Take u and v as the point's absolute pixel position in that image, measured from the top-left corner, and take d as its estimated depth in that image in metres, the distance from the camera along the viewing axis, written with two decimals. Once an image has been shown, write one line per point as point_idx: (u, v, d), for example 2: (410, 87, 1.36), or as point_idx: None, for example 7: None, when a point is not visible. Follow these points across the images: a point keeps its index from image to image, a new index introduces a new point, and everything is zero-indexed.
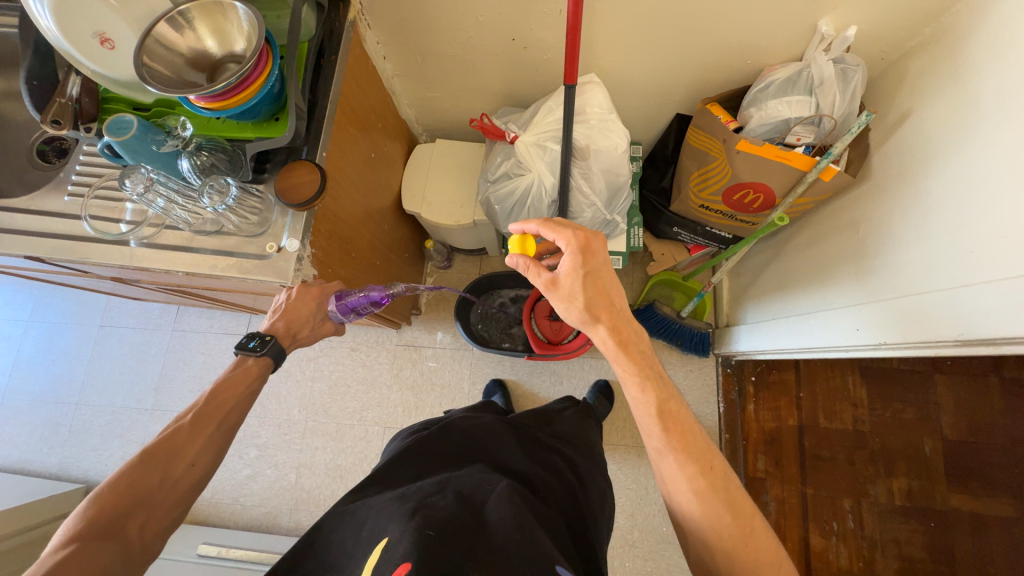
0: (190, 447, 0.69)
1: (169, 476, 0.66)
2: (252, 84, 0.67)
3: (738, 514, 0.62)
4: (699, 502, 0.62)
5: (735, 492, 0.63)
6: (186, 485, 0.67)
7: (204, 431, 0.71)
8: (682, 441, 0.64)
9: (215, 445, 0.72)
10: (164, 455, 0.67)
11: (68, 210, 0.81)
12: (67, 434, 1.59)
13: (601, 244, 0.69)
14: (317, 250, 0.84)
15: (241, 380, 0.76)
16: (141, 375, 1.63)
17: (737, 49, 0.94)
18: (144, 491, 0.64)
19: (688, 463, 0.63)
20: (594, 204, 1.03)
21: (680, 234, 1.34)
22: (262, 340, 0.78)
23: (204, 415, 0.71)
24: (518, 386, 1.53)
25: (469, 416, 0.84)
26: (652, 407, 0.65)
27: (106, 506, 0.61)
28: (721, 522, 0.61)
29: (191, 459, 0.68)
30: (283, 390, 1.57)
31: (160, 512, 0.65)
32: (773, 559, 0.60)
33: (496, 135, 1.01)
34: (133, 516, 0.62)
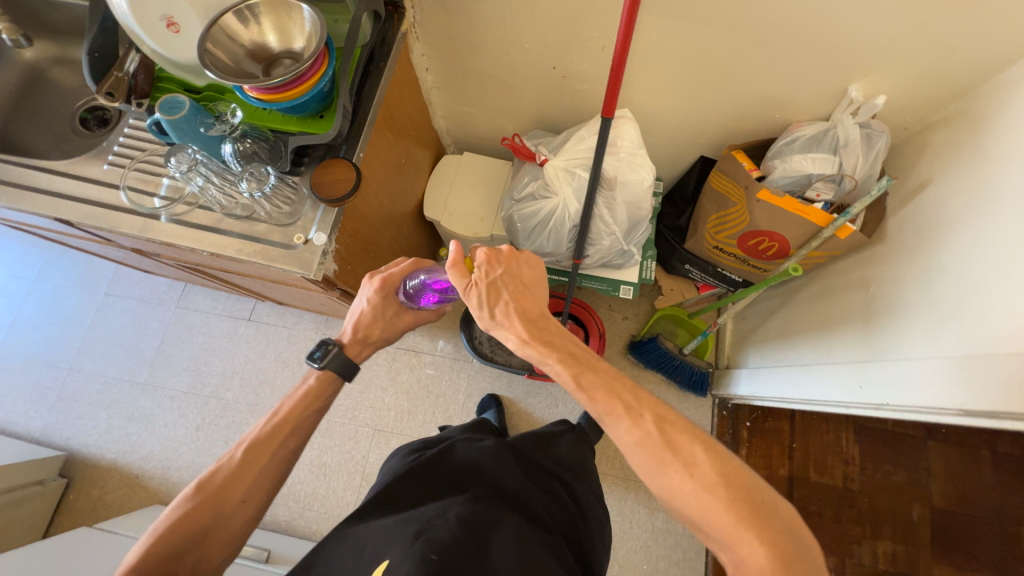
0: (241, 487, 0.71)
1: (221, 516, 0.69)
2: (304, 82, 0.69)
3: (675, 449, 0.62)
4: (640, 449, 0.64)
5: (669, 425, 0.64)
6: (240, 524, 0.71)
7: (253, 469, 0.72)
8: (607, 399, 0.67)
9: (274, 467, 0.73)
10: (216, 494, 0.70)
11: (106, 180, 0.82)
12: (55, 398, 1.57)
13: (512, 259, 0.76)
14: (340, 246, 0.86)
15: (309, 398, 0.78)
16: (138, 348, 1.62)
17: (767, 101, 0.98)
18: (195, 526, 0.67)
19: (619, 418, 0.66)
20: (613, 233, 1.05)
21: (691, 272, 1.35)
22: (324, 351, 0.80)
23: (252, 449, 0.73)
24: (513, 404, 1.52)
25: (471, 440, 0.81)
26: (574, 381, 0.69)
27: (163, 540, 0.66)
28: (663, 459, 0.62)
29: (243, 497, 0.71)
30: (279, 380, 1.59)
31: (214, 549, 0.69)
32: (721, 476, 0.60)
33: (526, 155, 1.04)
34: (188, 553, 0.67)
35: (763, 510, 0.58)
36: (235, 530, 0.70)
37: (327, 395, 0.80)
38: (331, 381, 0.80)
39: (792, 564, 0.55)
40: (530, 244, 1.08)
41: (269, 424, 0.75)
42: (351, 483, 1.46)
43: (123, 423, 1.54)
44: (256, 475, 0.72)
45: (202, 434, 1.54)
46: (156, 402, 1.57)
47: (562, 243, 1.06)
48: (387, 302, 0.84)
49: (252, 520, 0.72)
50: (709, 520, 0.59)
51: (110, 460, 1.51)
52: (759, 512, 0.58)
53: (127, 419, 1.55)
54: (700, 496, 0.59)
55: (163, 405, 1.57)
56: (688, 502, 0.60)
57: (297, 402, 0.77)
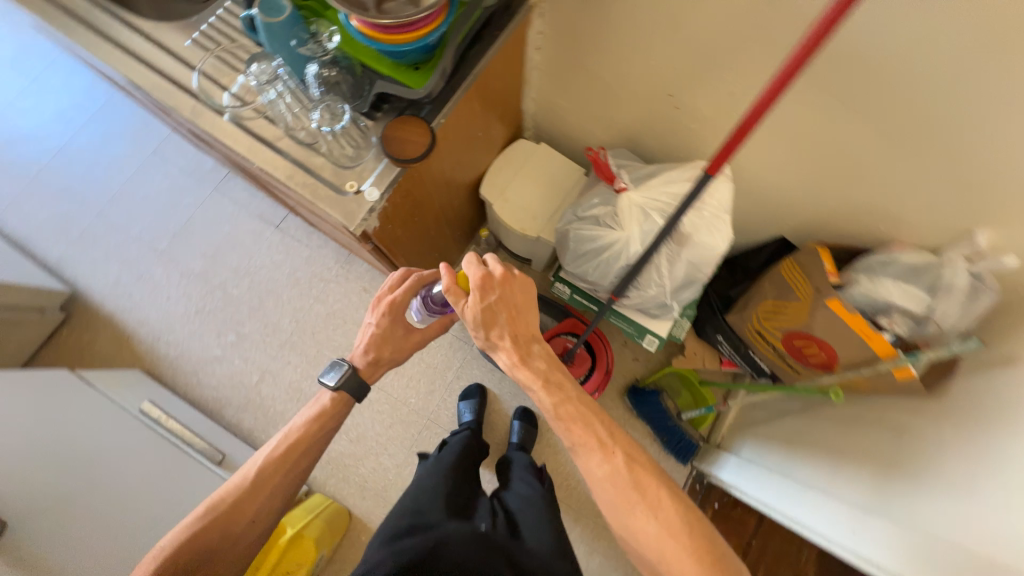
0: (252, 504, 0.80)
1: (233, 531, 0.78)
2: (414, 31, 0.64)
3: (639, 489, 0.75)
4: (609, 483, 0.76)
5: (637, 467, 0.77)
6: (249, 536, 0.80)
7: (266, 486, 0.82)
8: (584, 432, 0.79)
9: (282, 486, 0.84)
10: (231, 509, 0.79)
11: (185, 56, 0.78)
12: (76, 235, 1.59)
13: (502, 284, 0.79)
14: (389, 205, 0.81)
15: (323, 420, 0.89)
16: (166, 216, 1.63)
17: (879, 211, 0.89)
18: (219, 539, 0.77)
19: (593, 452, 0.78)
20: (662, 286, 0.98)
21: (721, 344, 1.28)
22: (337, 372, 0.90)
23: (264, 471, 0.83)
24: (496, 401, 1.54)
25: (462, 540, 0.79)
26: (555, 410, 0.79)
27: (178, 552, 0.73)
28: (627, 495, 0.75)
29: (254, 512, 0.81)
30: (286, 295, 1.60)
31: (223, 560, 0.77)
32: (677, 518, 0.73)
33: (604, 174, 0.95)
34: (199, 564, 0.74)
35: (713, 558, 0.69)
36: (242, 548, 0.79)
37: (333, 422, 0.91)
38: (343, 404, 0.91)
39: None
40: (574, 266, 1.03)
41: (277, 447, 0.85)
42: None
43: (131, 282, 1.57)
44: (267, 492, 0.82)
45: (200, 319, 1.57)
46: (167, 274, 1.59)
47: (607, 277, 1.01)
48: (398, 325, 0.93)
49: (259, 535, 0.82)
50: (662, 557, 0.71)
51: (111, 311, 1.55)
52: (710, 561, 0.69)
53: (136, 279, 1.58)
54: (661, 536, 0.72)
55: (173, 278, 1.59)
56: (648, 538, 0.72)
57: (306, 427, 0.88)
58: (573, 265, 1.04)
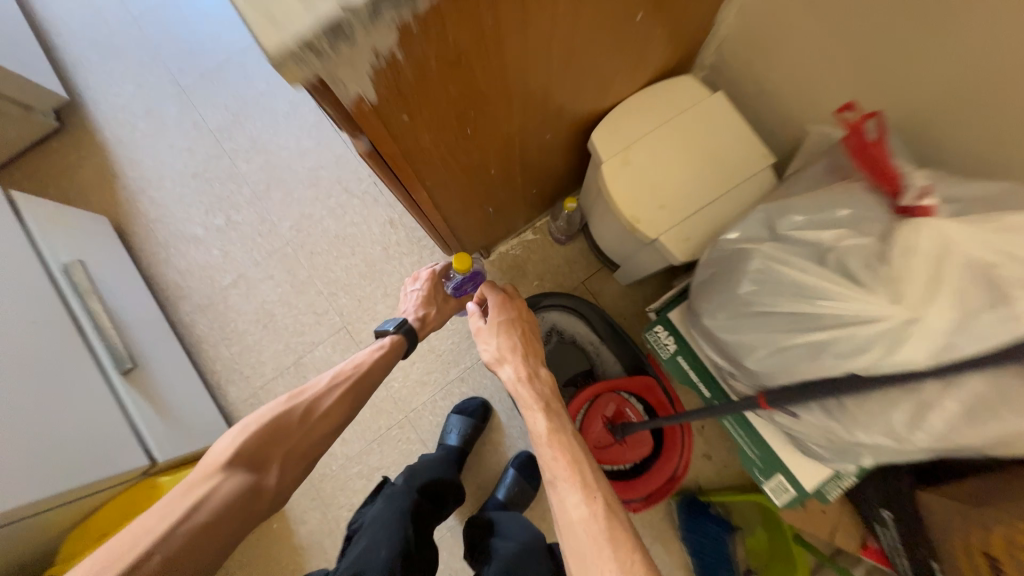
0: (329, 403, 0.77)
1: (308, 424, 0.75)
2: None
3: (620, 552, 0.52)
4: (581, 531, 0.54)
5: (621, 524, 0.55)
6: (319, 435, 0.75)
7: (341, 394, 0.79)
8: (566, 459, 0.61)
9: (348, 404, 0.80)
10: (303, 411, 0.75)
11: None
12: (104, 39, 1.32)
13: (517, 304, 0.80)
14: (403, 57, 0.38)
15: (384, 358, 0.84)
16: (203, 51, 1.31)
17: None
18: (287, 434, 0.72)
19: (572, 486, 0.59)
20: (894, 429, 0.50)
21: (879, 523, 0.77)
22: (398, 323, 0.88)
23: (337, 381, 0.80)
24: (496, 430, 1.13)
25: None
26: (543, 428, 0.64)
27: (251, 442, 0.69)
28: (602, 557, 0.52)
29: (326, 413, 0.76)
30: (299, 195, 1.24)
31: (293, 460, 0.73)
32: None
33: (885, 176, 0.46)
34: (267, 461, 0.70)
35: None
36: (303, 453, 0.74)
37: (397, 354, 0.86)
38: (400, 344, 0.86)
39: None
40: (739, 311, 0.60)
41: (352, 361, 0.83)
42: (280, 357, 1.18)
43: (140, 115, 1.29)
44: (337, 401, 0.78)
45: (194, 186, 1.26)
46: (180, 119, 1.29)
47: (791, 374, 0.56)
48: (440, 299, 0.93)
49: (328, 437, 0.77)
50: None
51: (107, 140, 1.28)
52: None
53: (145, 113, 1.29)
54: None
55: (185, 127, 1.29)
56: None
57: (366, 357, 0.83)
58: (737, 328, 0.60)
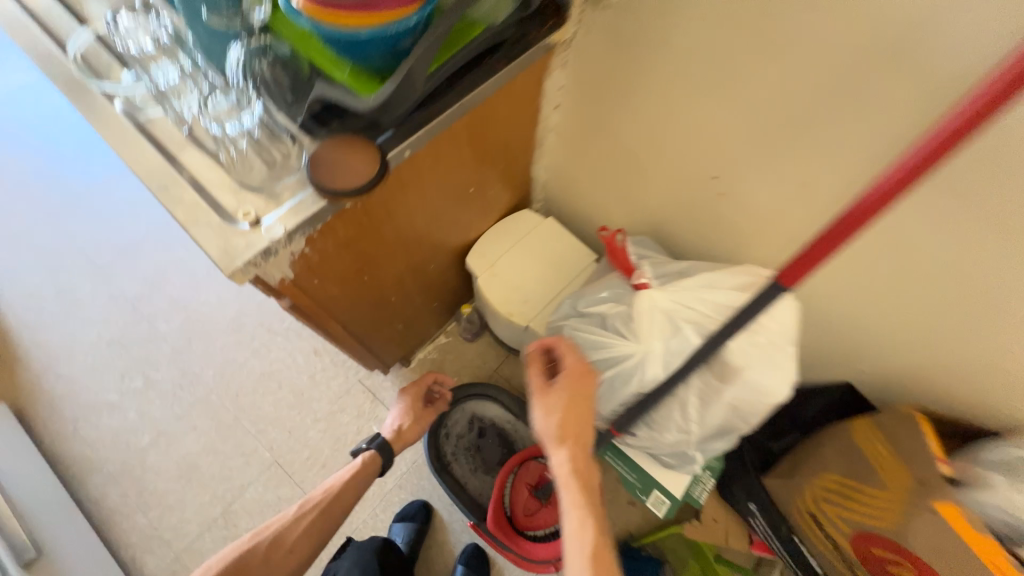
0: (292, 536, 0.74)
1: (271, 559, 0.72)
2: (372, 16, 0.46)
3: None
4: None
5: None
6: (282, 571, 0.71)
7: (306, 528, 0.75)
8: (581, 474, 0.60)
9: (313, 536, 0.75)
10: (270, 544, 0.73)
11: (97, 26, 0.60)
12: (15, 233, 1.40)
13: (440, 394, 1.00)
14: (313, 251, 0.58)
15: (360, 470, 0.83)
16: (120, 230, 1.43)
17: (1011, 378, 0.60)
18: (256, 563, 0.71)
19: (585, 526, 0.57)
20: (685, 432, 0.70)
21: (751, 518, 0.90)
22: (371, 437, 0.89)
23: (304, 512, 0.77)
24: (441, 530, 1.16)
25: None
26: (569, 467, 0.60)
27: (221, 566, 0.70)
28: None
29: (290, 547, 0.74)
30: (221, 342, 1.32)
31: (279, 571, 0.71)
32: None
33: (620, 262, 0.72)
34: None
35: None
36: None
37: (368, 473, 0.83)
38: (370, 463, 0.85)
39: None
40: None
41: (321, 492, 0.81)
42: (206, 510, 1.15)
43: (49, 295, 1.34)
44: (298, 536, 0.75)
45: (108, 354, 1.29)
46: (93, 292, 1.35)
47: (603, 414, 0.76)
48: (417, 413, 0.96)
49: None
50: None
51: (11, 326, 1.30)
52: None
53: (55, 294, 1.34)
54: None
55: (98, 299, 1.35)
56: None
57: (346, 476, 0.83)
58: None
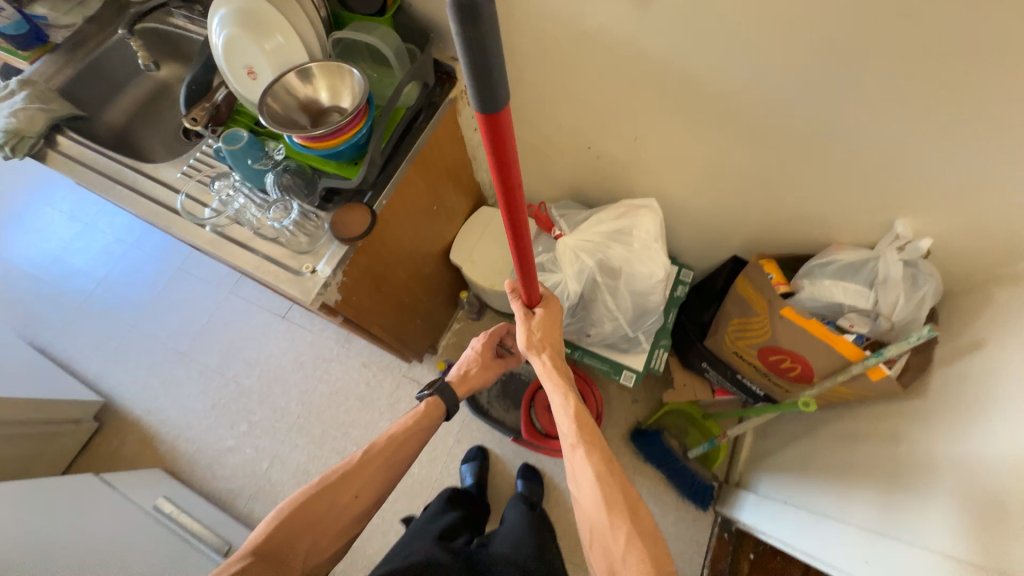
0: (358, 482, 0.82)
1: (336, 504, 0.80)
2: (342, 135, 0.79)
3: (627, 498, 0.69)
4: (595, 487, 0.70)
5: (629, 486, 0.70)
6: (349, 514, 0.80)
7: (373, 464, 0.84)
8: (585, 436, 0.76)
9: (382, 479, 0.85)
10: (337, 486, 0.81)
11: (175, 185, 0.94)
12: (113, 349, 1.79)
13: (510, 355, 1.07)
14: (347, 278, 0.91)
15: (420, 417, 0.92)
16: (188, 322, 1.81)
17: (806, 217, 0.90)
18: (316, 512, 0.78)
19: (591, 454, 0.73)
20: (615, 318, 1.00)
21: (708, 372, 1.23)
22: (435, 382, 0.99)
23: (371, 454, 0.85)
24: (498, 462, 1.50)
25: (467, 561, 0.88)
26: (568, 411, 0.78)
27: (287, 521, 0.76)
28: (610, 502, 0.68)
29: (356, 490, 0.82)
30: (293, 380, 1.69)
31: (333, 525, 0.79)
32: (652, 540, 0.65)
33: (545, 225, 1.06)
34: (304, 534, 0.76)
35: None
36: (347, 524, 0.80)
37: (435, 420, 0.95)
38: (437, 408, 0.95)
39: None
40: None
41: (386, 433, 0.89)
42: None
43: (156, 385, 1.72)
44: (368, 475, 0.83)
45: (216, 413, 1.67)
46: (187, 372, 1.73)
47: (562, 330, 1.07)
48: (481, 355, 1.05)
49: (358, 521, 0.82)
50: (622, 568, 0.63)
51: (137, 415, 1.68)
52: None
53: (160, 382, 1.72)
54: (632, 552, 0.63)
55: (192, 377, 1.73)
56: (622, 550, 0.64)
57: (409, 421, 0.91)
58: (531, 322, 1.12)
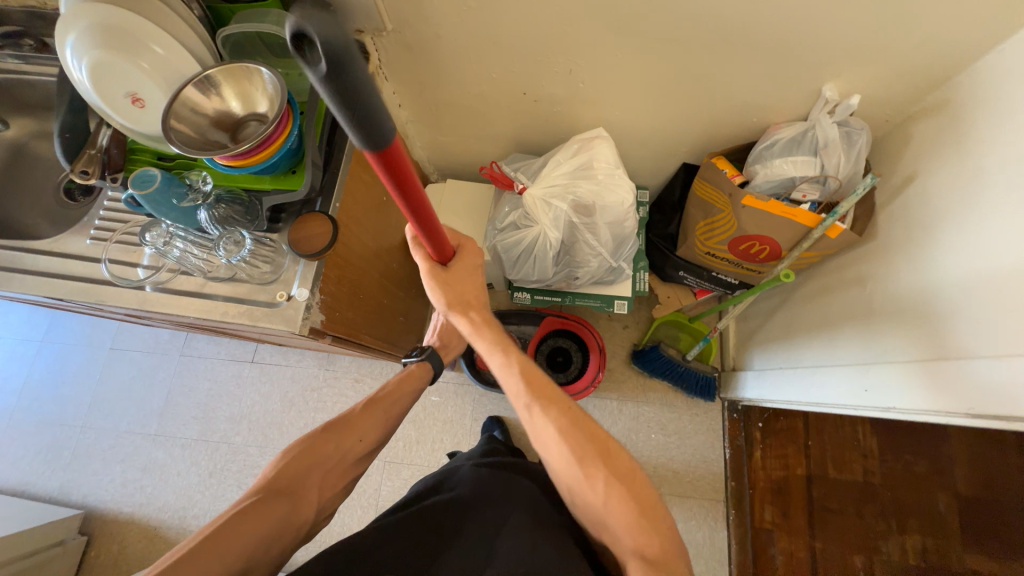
0: (361, 426, 0.83)
1: (342, 446, 0.80)
2: (272, 144, 0.70)
3: (596, 439, 0.73)
4: (564, 440, 0.72)
5: (593, 427, 0.75)
6: (355, 456, 0.81)
7: (374, 414, 0.86)
8: (539, 391, 0.76)
9: (382, 427, 0.86)
10: (341, 431, 0.81)
11: (90, 253, 0.82)
12: (69, 457, 1.59)
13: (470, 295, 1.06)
14: (326, 296, 0.85)
15: (409, 378, 0.94)
16: (147, 399, 1.64)
17: (744, 107, 0.95)
18: (322, 450, 0.77)
19: (549, 409, 0.75)
20: (600, 254, 1.02)
21: (686, 279, 1.30)
22: (421, 350, 1.01)
23: (373, 402, 0.87)
24: (520, 425, 1.53)
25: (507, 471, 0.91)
26: (512, 367, 0.78)
27: (294, 462, 0.74)
28: (583, 450, 0.72)
29: (361, 435, 0.82)
30: (287, 420, 1.60)
31: (339, 470, 0.78)
32: (627, 467, 0.72)
33: (505, 184, 1.05)
34: (309, 477, 0.74)
35: (653, 504, 0.70)
36: (350, 465, 0.80)
37: (421, 380, 0.96)
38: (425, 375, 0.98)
39: (652, 517, 0.68)
40: (517, 272, 1.06)
41: (382, 387, 0.90)
42: (365, 518, 1.45)
43: (137, 475, 1.56)
44: (372, 423, 0.85)
45: (216, 479, 1.55)
46: (168, 452, 1.58)
47: (550, 279, 1.08)
48: (456, 315, 1.05)
49: (361, 463, 0.82)
50: (608, 508, 0.69)
51: (127, 513, 1.53)
52: (653, 508, 0.69)
53: (142, 471, 1.57)
54: (614, 489, 0.69)
55: (174, 454, 1.58)
56: (603, 495, 0.69)
57: (398, 380, 0.92)
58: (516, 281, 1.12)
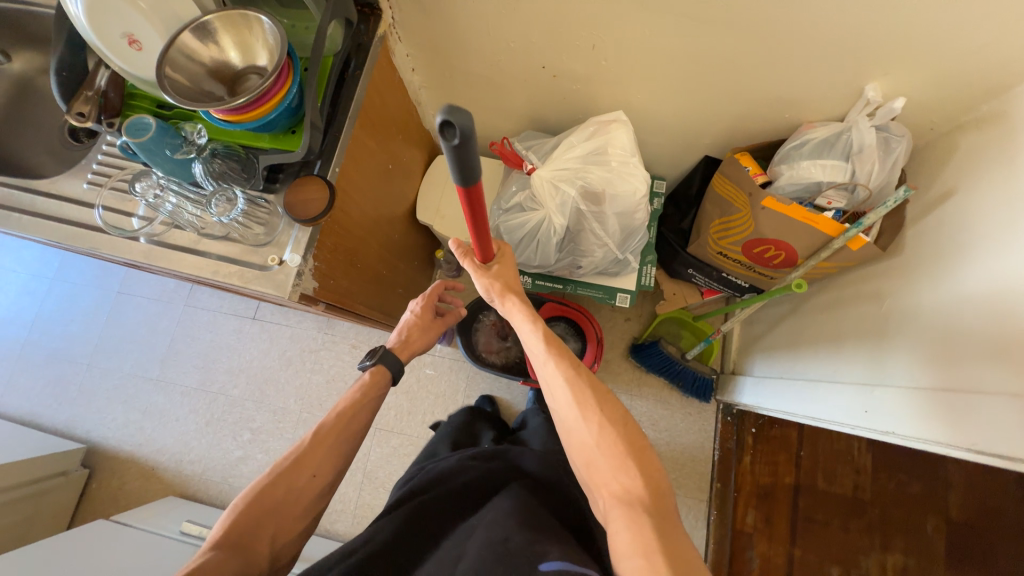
0: (311, 460, 0.78)
1: (294, 487, 0.76)
2: (270, 100, 0.67)
3: (597, 389, 0.70)
4: (567, 388, 0.70)
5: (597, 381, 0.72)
6: (312, 494, 0.77)
7: (321, 446, 0.80)
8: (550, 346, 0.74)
9: (335, 458, 0.81)
10: (292, 468, 0.77)
11: (86, 198, 0.81)
12: (76, 392, 1.64)
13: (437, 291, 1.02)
14: (320, 263, 0.83)
15: (366, 388, 0.88)
16: (150, 344, 1.67)
17: (776, 101, 0.88)
18: (271, 493, 0.74)
19: (557, 359, 0.73)
20: (605, 245, 0.98)
21: (694, 278, 1.26)
22: (376, 353, 0.93)
23: (323, 432, 0.82)
24: (511, 406, 1.53)
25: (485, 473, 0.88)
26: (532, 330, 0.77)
27: (246, 513, 0.72)
28: (582, 399, 0.69)
29: (312, 471, 0.78)
30: (284, 378, 1.62)
31: (295, 513, 0.75)
32: (623, 419, 0.68)
33: (514, 163, 0.98)
34: (263, 527, 0.72)
35: (644, 454, 0.65)
36: (309, 504, 0.77)
37: (382, 388, 0.91)
38: (383, 375, 0.91)
39: (641, 468, 0.63)
40: (518, 255, 1.03)
41: (340, 401, 0.86)
42: (352, 479, 1.49)
43: (138, 418, 1.62)
44: (324, 450, 0.80)
45: (212, 429, 1.59)
46: (169, 398, 1.63)
47: (551, 265, 1.05)
48: (424, 315, 1.00)
49: (321, 498, 0.79)
50: (602, 454, 0.65)
51: (127, 452, 1.59)
52: (643, 457, 0.65)
53: (142, 414, 1.62)
54: (604, 433, 0.66)
55: (174, 401, 1.63)
56: (594, 442, 0.66)
57: (354, 394, 0.87)
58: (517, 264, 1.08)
